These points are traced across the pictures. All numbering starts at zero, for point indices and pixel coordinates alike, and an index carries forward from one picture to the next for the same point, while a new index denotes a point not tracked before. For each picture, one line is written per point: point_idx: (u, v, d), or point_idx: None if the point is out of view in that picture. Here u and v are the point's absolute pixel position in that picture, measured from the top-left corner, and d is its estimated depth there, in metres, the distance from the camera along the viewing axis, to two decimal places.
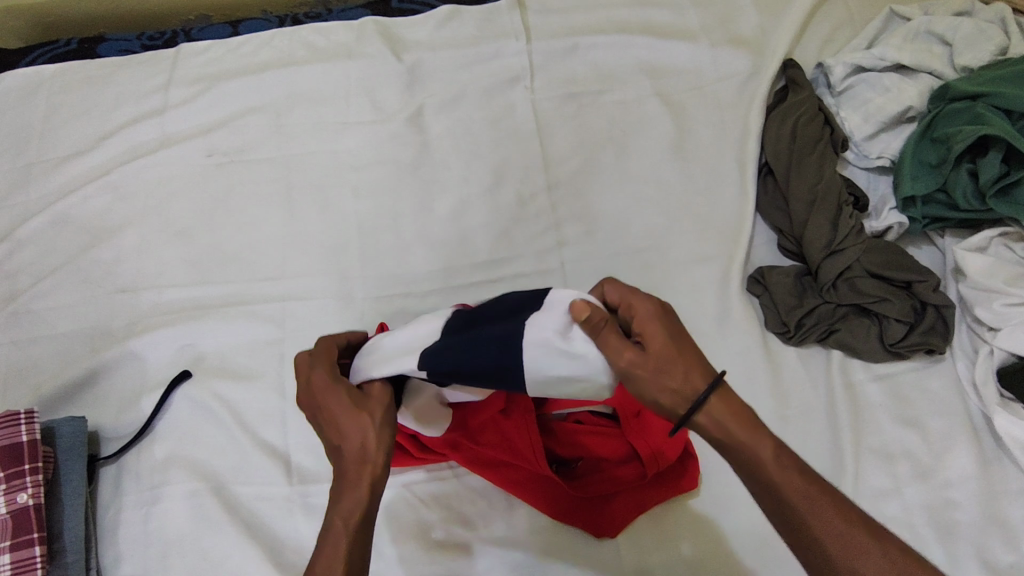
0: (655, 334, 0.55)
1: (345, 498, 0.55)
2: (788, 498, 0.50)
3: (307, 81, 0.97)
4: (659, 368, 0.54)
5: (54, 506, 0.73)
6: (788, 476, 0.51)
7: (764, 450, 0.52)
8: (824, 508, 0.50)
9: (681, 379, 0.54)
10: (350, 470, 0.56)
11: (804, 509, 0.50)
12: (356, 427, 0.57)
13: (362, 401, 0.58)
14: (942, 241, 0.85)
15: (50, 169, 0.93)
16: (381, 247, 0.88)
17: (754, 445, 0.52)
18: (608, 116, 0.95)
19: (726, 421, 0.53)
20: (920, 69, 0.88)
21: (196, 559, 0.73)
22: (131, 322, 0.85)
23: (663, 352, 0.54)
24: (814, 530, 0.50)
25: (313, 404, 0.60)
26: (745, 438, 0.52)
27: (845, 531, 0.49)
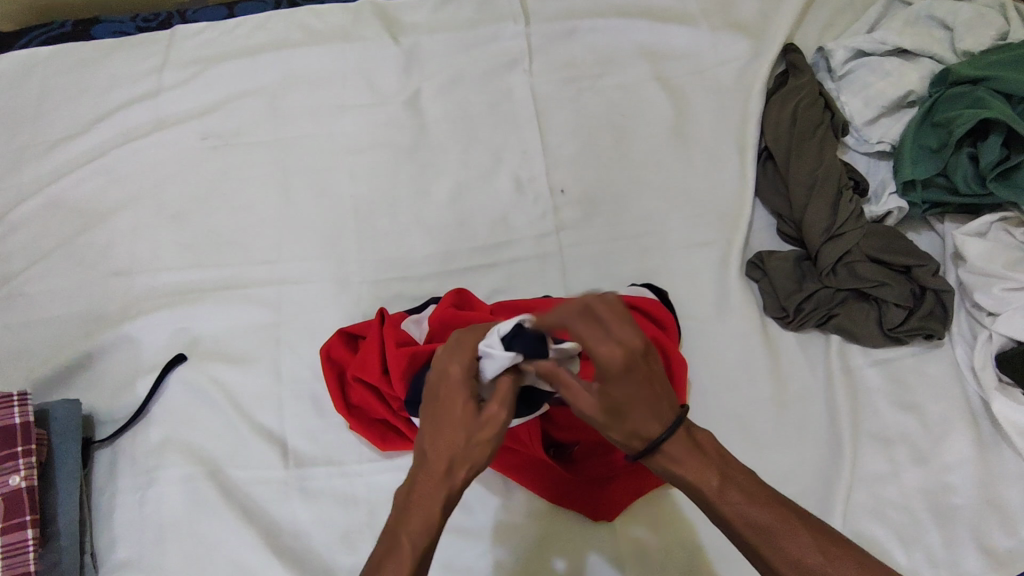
0: (624, 394, 0.48)
1: (418, 516, 0.53)
2: (741, 528, 0.52)
3: (303, 63, 0.96)
4: (640, 408, 0.50)
5: (48, 490, 0.72)
6: (736, 509, 0.53)
7: (709, 487, 0.53)
8: (777, 526, 0.52)
9: (643, 419, 0.51)
10: (435, 485, 0.53)
11: (753, 537, 0.52)
12: (470, 445, 0.53)
13: (479, 417, 0.54)
14: (941, 226, 0.85)
15: (43, 152, 0.92)
16: (378, 231, 0.87)
17: (702, 476, 0.53)
18: (607, 101, 0.94)
19: (669, 466, 0.54)
20: (920, 53, 0.88)
21: (191, 543, 0.73)
22: (125, 305, 0.84)
23: (621, 398, 0.52)
24: (766, 554, 0.52)
25: (438, 401, 0.55)
26: (695, 471, 0.53)
27: (798, 548, 0.51)
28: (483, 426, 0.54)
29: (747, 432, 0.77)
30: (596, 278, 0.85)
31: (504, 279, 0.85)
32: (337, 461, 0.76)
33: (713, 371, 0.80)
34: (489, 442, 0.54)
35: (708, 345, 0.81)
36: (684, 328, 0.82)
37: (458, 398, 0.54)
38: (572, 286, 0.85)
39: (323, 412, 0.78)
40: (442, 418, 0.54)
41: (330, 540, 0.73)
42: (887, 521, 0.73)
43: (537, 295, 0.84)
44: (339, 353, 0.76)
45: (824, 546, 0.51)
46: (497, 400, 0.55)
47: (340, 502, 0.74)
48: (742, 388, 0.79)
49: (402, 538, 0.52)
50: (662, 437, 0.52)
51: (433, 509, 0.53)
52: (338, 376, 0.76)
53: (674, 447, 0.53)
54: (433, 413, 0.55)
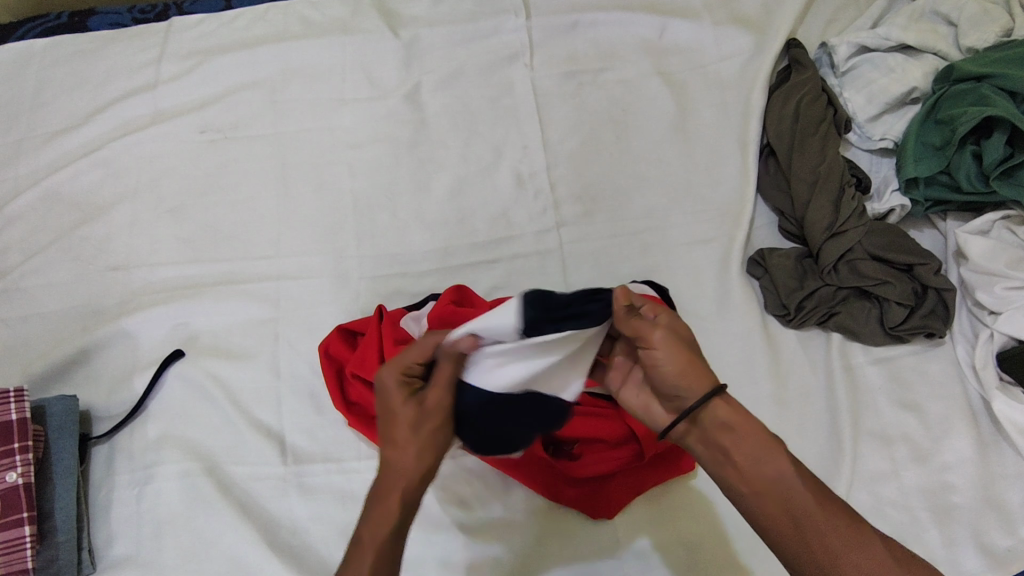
0: (683, 333, 0.57)
1: (377, 516, 0.55)
2: (800, 501, 0.53)
3: (302, 56, 0.95)
4: (688, 354, 0.56)
5: (45, 486, 0.72)
6: (803, 488, 0.54)
7: (781, 455, 0.55)
8: (834, 519, 0.53)
9: (702, 379, 0.56)
10: (392, 485, 0.55)
11: (813, 512, 0.53)
12: (416, 445, 0.56)
13: (423, 414, 0.56)
14: (943, 224, 0.85)
15: (40, 144, 0.91)
16: (378, 227, 0.87)
17: (769, 450, 0.55)
18: (608, 96, 0.94)
19: (740, 428, 0.56)
20: (924, 49, 0.87)
21: (189, 540, 0.72)
22: (123, 300, 0.83)
23: (690, 357, 0.56)
24: (823, 532, 0.52)
25: (384, 409, 0.57)
26: (761, 444, 0.55)
27: (854, 531, 0.52)
28: (425, 424, 0.56)
29: None
30: (596, 275, 0.85)
31: (504, 276, 0.85)
32: (336, 458, 0.76)
33: (714, 368, 0.80)
34: (437, 434, 0.56)
35: (708, 343, 0.81)
36: (685, 325, 0.82)
37: (400, 401, 0.56)
38: (572, 282, 0.84)
39: (322, 409, 0.78)
40: (388, 423, 0.57)
41: (329, 537, 0.72)
42: (887, 520, 0.72)
43: (537, 291, 0.84)
44: (339, 350, 0.76)
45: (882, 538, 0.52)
46: (437, 392, 0.56)
47: (339, 499, 0.74)
48: (743, 386, 0.79)
49: (365, 541, 0.54)
50: (708, 394, 0.55)
51: (390, 507, 0.55)
52: (337, 373, 0.76)
53: (726, 412, 0.56)
54: (383, 421, 0.57)
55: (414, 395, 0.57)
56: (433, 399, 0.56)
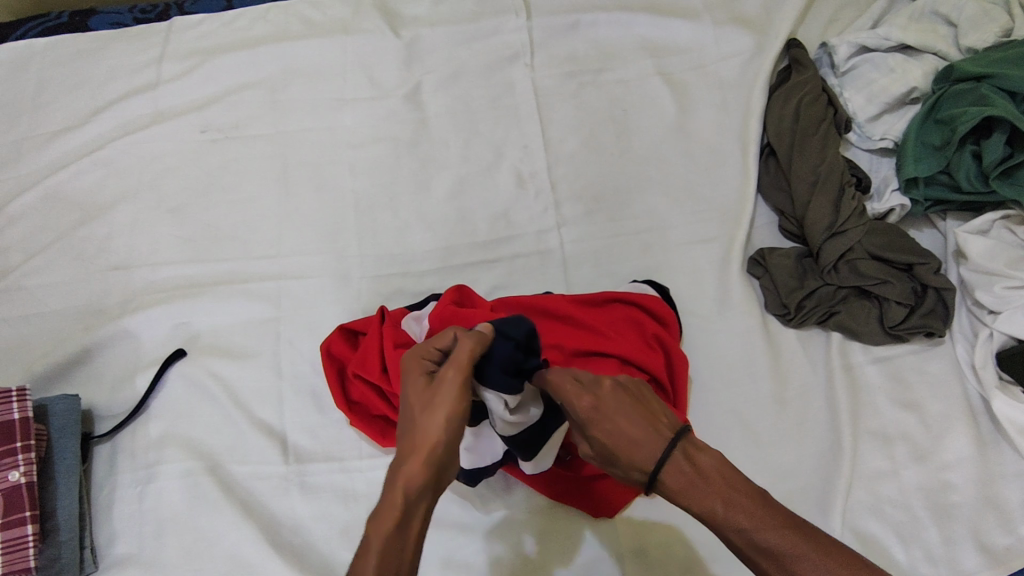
0: (601, 430, 0.55)
1: (383, 506, 0.50)
2: (747, 549, 0.52)
3: (304, 56, 0.95)
4: (619, 436, 0.55)
5: (48, 485, 0.72)
6: (743, 535, 0.52)
7: (712, 511, 0.53)
8: (787, 554, 0.50)
9: (629, 460, 0.55)
10: (397, 470, 0.51)
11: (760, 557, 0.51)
12: (432, 424, 0.52)
13: (437, 391, 0.53)
14: (943, 223, 0.85)
15: (41, 144, 0.91)
16: (379, 226, 0.87)
17: (700, 504, 0.53)
18: (608, 96, 0.94)
19: (677, 489, 0.54)
20: (925, 49, 0.87)
21: (191, 538, 0.72)
22: (124, 300, 0.83)
23: (603, 442, 0.56)
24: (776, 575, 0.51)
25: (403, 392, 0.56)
26: (692, 499, 0.53)
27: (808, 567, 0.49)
28: (437, 405, 0.53)
29: (747, 430, 0.77)
30: (597, 275, 0.85)
31: (504, 275, 0.85)
32: (337, 457, 0.76)
33: (713, 367, 0.80)
34: (449, 408, 0.53)
35: (709, 342, 0.81)
36: (685, 324, 0.82)
37: (417, 379, 0.55)
38: (572, 282, 0.85)
39: (323, 408, 0.78)
40: (405, 408, 0.55)
41: (330, 536, 0.73)
42: (886, 519, 0.73)
43: (538, 291, 0.84)
44: (340, 349, 0.76)
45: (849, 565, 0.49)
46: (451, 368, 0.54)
47: (340, 498, 0.74)
48: (742, 385, 0.79)
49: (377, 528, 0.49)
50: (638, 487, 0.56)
51: (398, 488, 0.50)
52: (338, 372, 0.76)
53: (674, 481, 0.54)
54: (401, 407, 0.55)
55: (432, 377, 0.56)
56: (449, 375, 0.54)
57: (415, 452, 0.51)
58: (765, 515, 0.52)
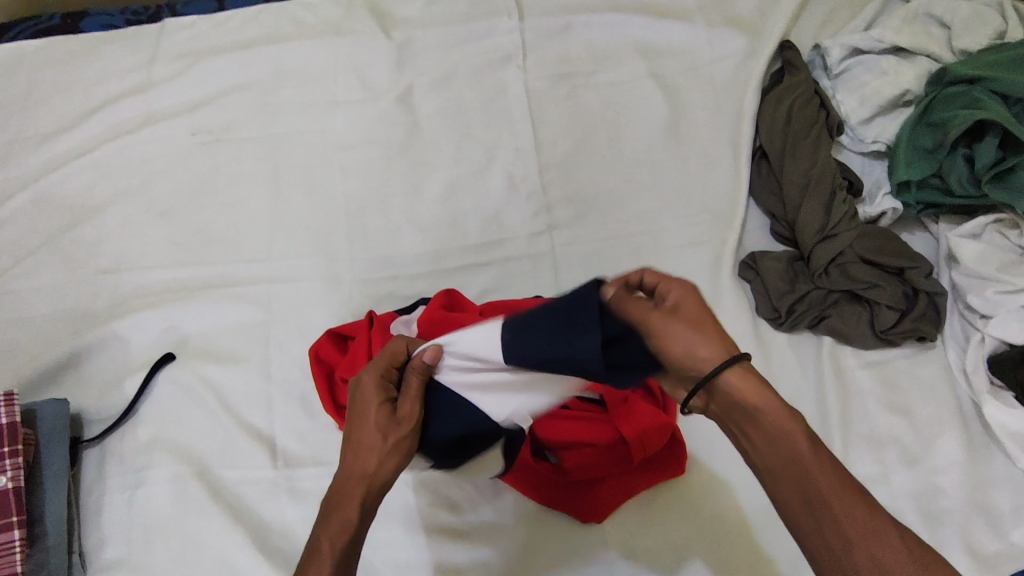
0: (693, 307, 0.52)
1: (337, 518, 0.55)
2: (815, 473, 0.50)
3: (295, 57, 0.95)
4: (691, 329, 0.51)
5: (36, 490, 0.72)
6: (822, 465, 0.51)
7: (800, 433, 0.52)
8: (846, 494, 0.50)
9: (716, 344, 0.52)
10: (353, 485, 0.56)
11: (829, 489, 0.50)
12: (381, 446, 0.56)
13: (385, 420, 0.56)
14: (935, 227, 0.84)
15: (31, 147, 0.91)
16: (369, 229, 0.87)
17: (786, 422, 0.52)
18: (600, 98, 0.93)
19: (757, 395, 0.52)
20: (918, 51, 0.86)
21: (181, 543, 0.72)
22: (114, 303, 0.83)
23: (697, 318, 0.52)
24: (834, 506, 0.49)
25: (358, 405, 0.58)
26: (777, 411, 0.52)
27: (853, 506, 0.49)
28: (388, 435, 0.56)
29: None
30: (587, 278, 0.85)
31: (495, 279, 0.85)
32: (326, 461, 0.76)
33: None
34: (401, 445, 0.56)
35: None
36: None
37: (372, 400, 0.57)
38: (563, 286, 0.84)
39: (313, 412, 0.78)
40: (358, 426, 0.57)
41: None
42: None
43: (528, 295, 0.84)
44: (328, 353, 0.75)
45: (903, 534, 0.48)
46: (404, 400, 0.57)
47: None
48: None
49: (328, 529, 0.55)
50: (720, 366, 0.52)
51: (351, 509, 0.55)
52: (327, 375, 0.75)
53: (747, 382, 0.53)
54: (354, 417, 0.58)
55: (389, 401, 0.57)
56: (404, 408, 0.57)
57: (366, 470, 0.56)
58: (847, 485, 0.50)
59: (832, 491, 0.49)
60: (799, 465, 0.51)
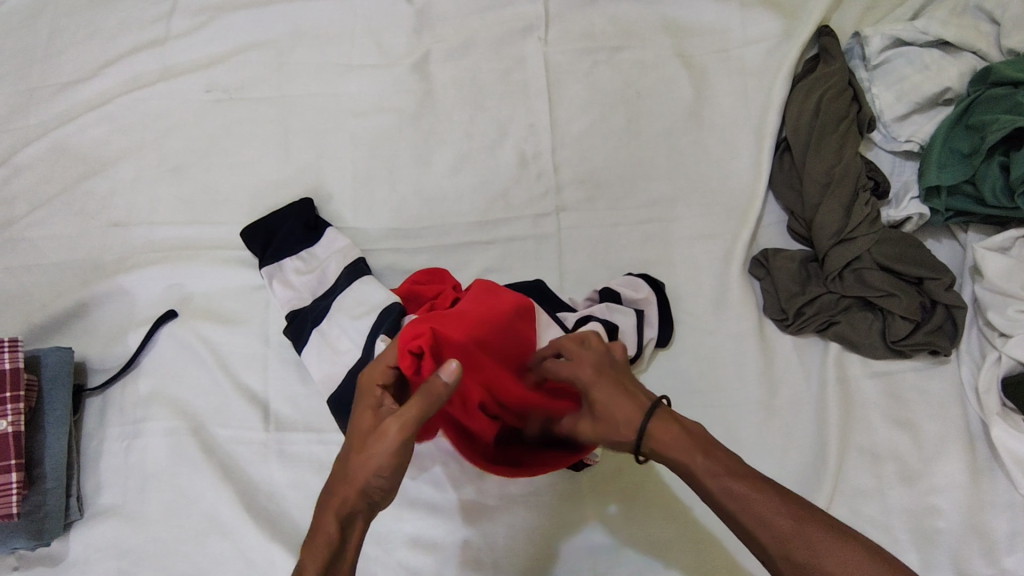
0: (603, 386, 0.57)
1: (316, 537, 0.54)
2: (725, 503, 0.53)
3: (313, 17, 0.93)
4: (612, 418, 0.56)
5: (36, 433, 0.74)
6: (722, 489, 0.53)
7: (696, 465, 0.54)
8: (767, 511, 0.52)
9: (628, 416, 0.56)
10: (335, 501, 0.55)
11: (744, 517, 0.52)
12: (365, 468, 0.54)
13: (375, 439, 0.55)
14: (964, 236, 0.80)
15: (49, 96, 0.92)
16: (375, 199, 0.86)
17: (690, 461, 0.54)
18: (622, 76, 0.90)
19: (668, 449, 0.55)
20: (964, 47, 0.81)
21: (172, 495, 0.74)
22: (122, 257, 0.85)
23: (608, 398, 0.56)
24: (754, 530, 0.52)
25: (357, 399, 0.59)
26: (684, 454, 0.54)
27: (771, 520, 0.52)
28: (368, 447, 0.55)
29: (730, 433, 0.75)
30: (592, 264, 0.83)
31: (498, 258, 0.83)
32: (316, 428, 0.76)
33: (703, 370, 0.78)
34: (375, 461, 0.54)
35: (701, 342, 0.79)
36: (677, 323, 0.80)
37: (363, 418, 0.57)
38: (567, 270, 0.83)
39: (306, 379, 0.79)
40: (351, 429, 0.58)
41: (302, 505, 0.74)
42: None
43: (530, 277, 0.82)
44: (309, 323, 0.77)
45: (826, 525, 0.51)
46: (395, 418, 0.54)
47: (316, 468, 0.75)
48: (730, 388, 0.77)
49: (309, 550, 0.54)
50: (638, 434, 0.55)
51: (327, 526, 0.54)
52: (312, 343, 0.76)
53: (661, 433, 0.55)
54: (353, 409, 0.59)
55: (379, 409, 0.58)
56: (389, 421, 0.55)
57: (350, 487, 0.55)
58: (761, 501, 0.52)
59: (741, 511, 0.52)
60: (729, 501, 0.53)
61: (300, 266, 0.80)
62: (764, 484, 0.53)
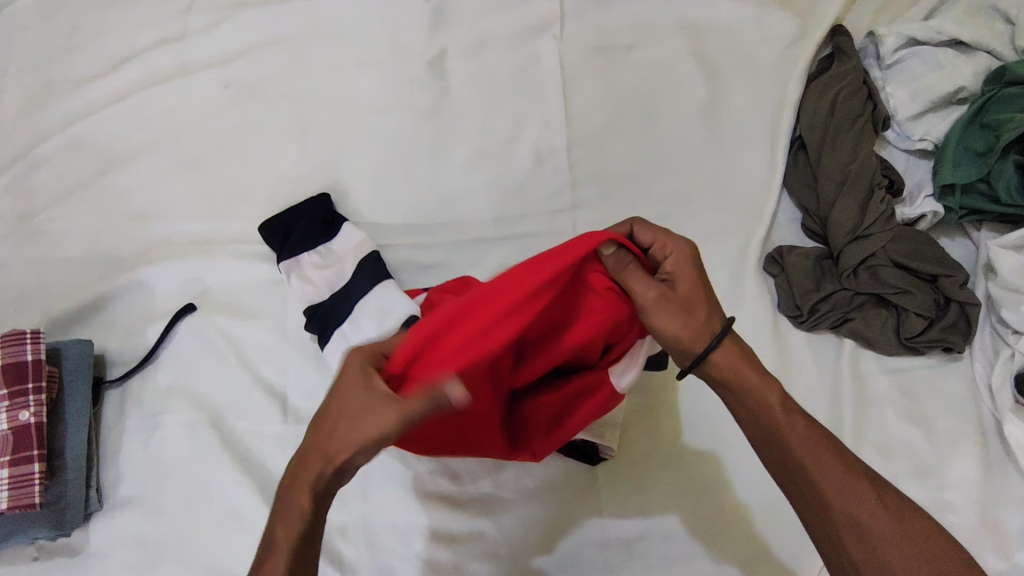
0: (684, 283, 0.58)
1: (291, 512, 0.54)
2: (791, 438, 0.57)
3: (330, 14, 0.94)
4: (678, 309, 0.57)
5: (57, 425, 0.75)
6: (792, 425, 0.57)
7: (773, 398, 0.58)
8: (822, 452, 0.56)
9: (700, 320, 0.57)
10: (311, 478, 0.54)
11: (803, 451, 0.56)
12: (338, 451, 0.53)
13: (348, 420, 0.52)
14: (977, 234, 0.81)
15: (68, 90, 0.93)
16: (392, 195, 0.87)
17: (764, 395, 0.58)
18: (637, 74, 0.91)
19: (738, 375, 0.58)
20: (978, 47, 0.82)
21: (191, 487, 0.75)
22: (140, 251, 0.85)
23: (687, 295, 0.58)
24: (809, 465, 0.56)
25: (337, 383, 0.54)
26: (757, 387, 0.58)
27: (824, 462, 0.56)
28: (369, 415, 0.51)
29: None
30: None
31: (514, 254, 0.84)
32: None
33: None
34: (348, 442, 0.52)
35: None
36: None
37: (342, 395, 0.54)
38: None
39: (324, 372, 0.79)
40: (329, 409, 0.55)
41: None
42: None
43: None
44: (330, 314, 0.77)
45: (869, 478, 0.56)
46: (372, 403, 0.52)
47: None
48: None
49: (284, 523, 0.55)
50: (718, 332, 0.58)
51: (303, 503, 0.54)
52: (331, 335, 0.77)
53: (730, 348, 0.58)
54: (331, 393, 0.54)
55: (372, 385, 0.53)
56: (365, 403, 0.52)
57: (325, 466, 0.54)
58: (819, 444, 0.57)
59: (804, 445, 0.57)
60: (793, 439, 0.57)
61: (319, 261, 0.80)
62: (820, 432, 0.58)
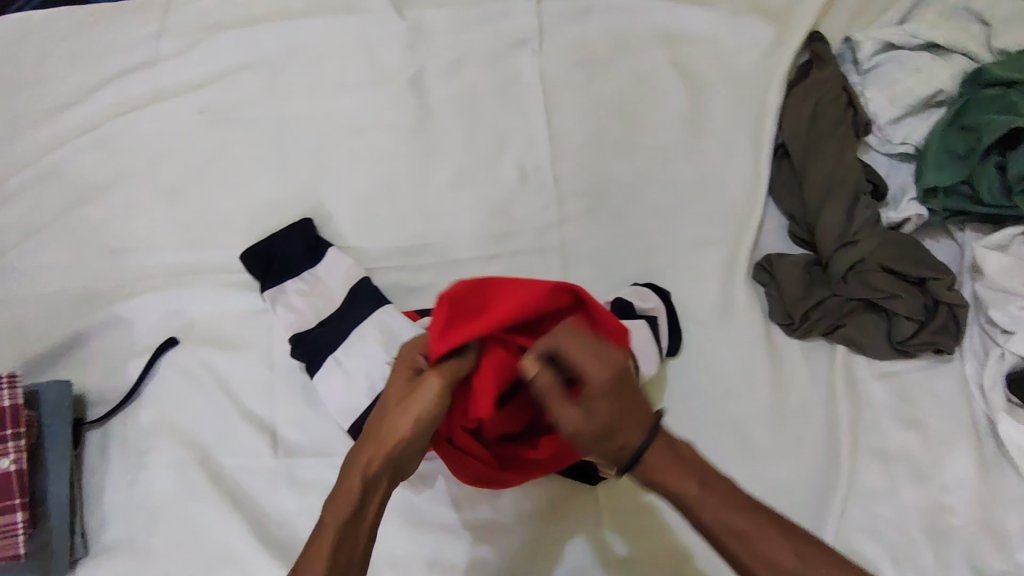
0: (601, 400, 0.50)
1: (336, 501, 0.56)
2: (713, 530, 0.52)
3: (305, 35, 0.92)
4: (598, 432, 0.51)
5: (37, 470, 0.72)
6: (712, 516, 0.52)
7: (689, 493, 0.52)
8: (749, 534, 0.51)
9: (620, 434, 0.51)
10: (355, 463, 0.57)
11: (726, 540, 0.52)
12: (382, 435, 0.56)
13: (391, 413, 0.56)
14: (961, 235, 0.82)
15: (36, 121, 0.90)
16: (376, 217, 0.85)
17: (682, 490, 0.52)
18: (618, 86, 0.90)
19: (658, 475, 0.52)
20: (954, 49, 0.83)
21: (180, 528, 0.73)
22: (118, 284, 0.83)
23: (601, 417, 0.50)
24: (733, 550, 0.52)
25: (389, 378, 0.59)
26: (677, 484, 0.52)
27: (750, 547, 0.51)
28: (411, 411, 0.55)
29: (741, 441, 0.75)
30: (597, 276, 0.83)
31: (502, 272, 0.83)
32: (327, 452, 0.75)
33: (713, 378, 0.78)
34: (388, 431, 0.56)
35: (710, 350, 0.79)
36: (685, 331, 0.80)
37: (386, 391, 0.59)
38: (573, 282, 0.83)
39: (314, 404, 0.77)
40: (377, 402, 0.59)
41: None
42: (881, 539, 0.71)
43: None
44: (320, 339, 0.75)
45: (800, 548, 0.51)
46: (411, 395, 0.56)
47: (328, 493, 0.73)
48: (741, 395, 0.77)
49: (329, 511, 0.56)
50: (637, 444, 0.52)
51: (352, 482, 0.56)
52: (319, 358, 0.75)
53: (655, 455, 0.52)
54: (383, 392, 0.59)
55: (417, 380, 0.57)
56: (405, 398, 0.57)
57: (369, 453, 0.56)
58: (746, 524, 0.52)
59: (729, 539, 0.51)
60: (716, 528, 0.52)
61: (303, 287, 0.79)
62: (749, 504, 0.53)
